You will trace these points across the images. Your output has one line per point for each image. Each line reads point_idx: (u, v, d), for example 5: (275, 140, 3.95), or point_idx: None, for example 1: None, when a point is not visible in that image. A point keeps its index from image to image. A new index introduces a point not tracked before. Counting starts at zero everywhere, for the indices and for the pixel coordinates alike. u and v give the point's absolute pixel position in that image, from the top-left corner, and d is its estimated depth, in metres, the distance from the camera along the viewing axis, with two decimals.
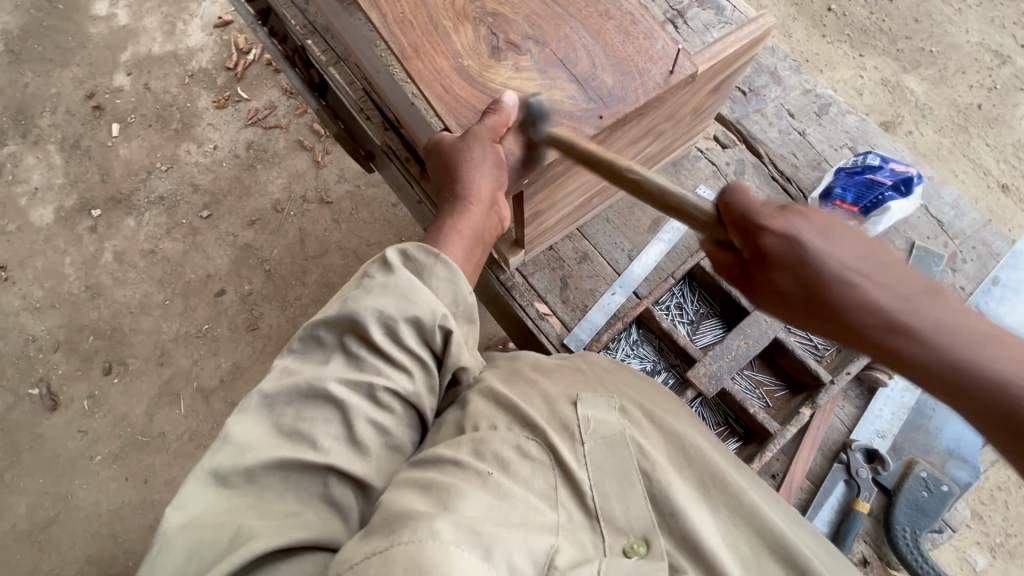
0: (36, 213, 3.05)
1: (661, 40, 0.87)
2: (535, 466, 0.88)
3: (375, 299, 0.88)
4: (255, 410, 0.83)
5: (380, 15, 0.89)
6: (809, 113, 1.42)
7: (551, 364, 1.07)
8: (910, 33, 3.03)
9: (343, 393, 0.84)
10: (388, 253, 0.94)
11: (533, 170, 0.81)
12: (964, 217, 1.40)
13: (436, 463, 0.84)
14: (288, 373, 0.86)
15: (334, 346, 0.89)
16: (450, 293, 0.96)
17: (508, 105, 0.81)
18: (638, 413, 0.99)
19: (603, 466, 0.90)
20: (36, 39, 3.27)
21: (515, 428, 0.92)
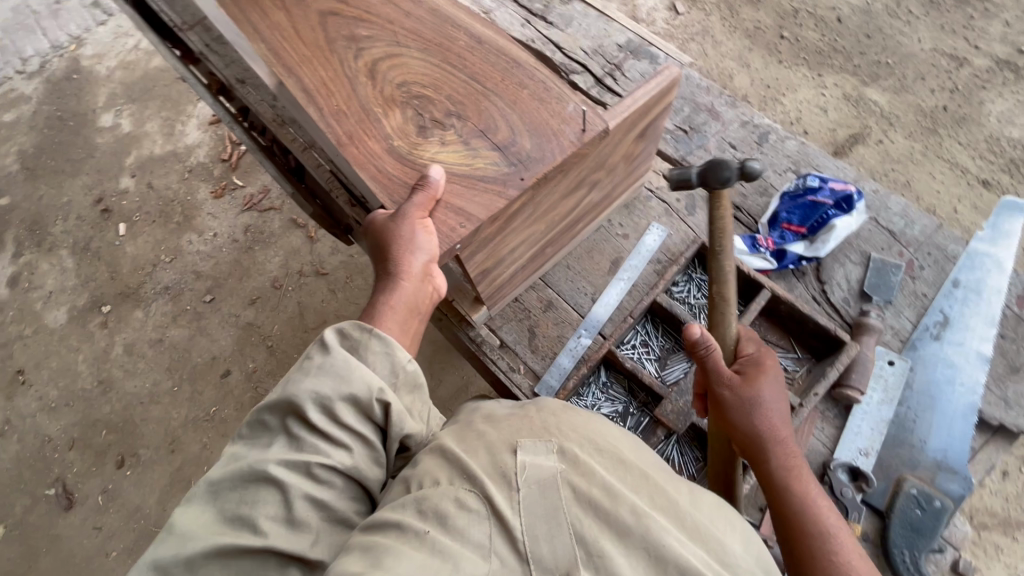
0: (51, 315, 3.20)
1: (572, 102, 0.94)
2: (471, 515, 0.82)
3: (312, 380, 0.88)
4: (201, 499, 0.83)
5: (317, 110, 0.98)
6: (751, 142, 1.48)
7: (501, 414, 1.02)
8: (864, 48, 3.14)
9: (279, 475, 0.81)
10: (327, 336, 0.95)
11: (461, 236, 0.85)
12: (915, 224, 1.41)
13: (379, 528, 0.80)
14: (233, 459, 0.86)
15: (278, 429, 0.88)
16: (388, 364, 0.96)
17: (434, 181, 0.87)
18: (580, 453, 0.90)
19: (535, 510, 0.83)
20: (49, 155, 3.53)
21: (457, 481, 0.87)
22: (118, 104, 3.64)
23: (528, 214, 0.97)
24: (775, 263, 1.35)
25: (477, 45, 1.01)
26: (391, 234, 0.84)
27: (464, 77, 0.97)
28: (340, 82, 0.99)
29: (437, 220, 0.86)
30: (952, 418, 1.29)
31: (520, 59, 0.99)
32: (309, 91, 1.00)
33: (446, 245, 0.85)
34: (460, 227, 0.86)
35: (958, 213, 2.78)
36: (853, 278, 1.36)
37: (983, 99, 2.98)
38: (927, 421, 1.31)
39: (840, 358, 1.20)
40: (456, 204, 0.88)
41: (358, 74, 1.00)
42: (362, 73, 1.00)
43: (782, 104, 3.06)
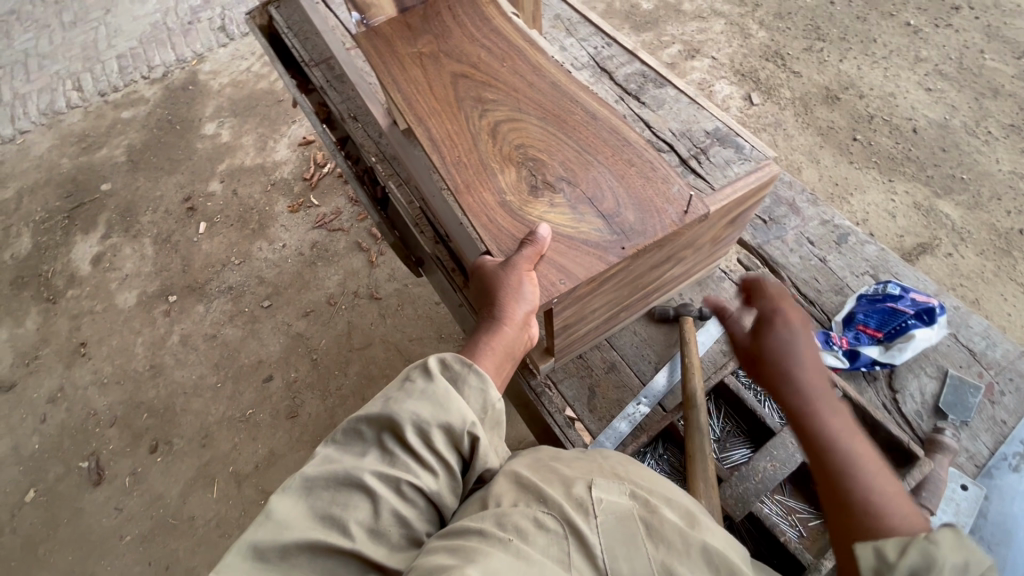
0: (122, 296, 3.42)
1: (677, 184, 1.01)
2: (550, 535, 0.78)
3: (411, 403, 0.85)
4: (294, 490, 0.79)
5: (440, 158, 1.09)
6: (828, 241, 1.52)
7: (568, 456, 0.98)
8: (938, 162, 3.16)
9: (376, 485, 0.78)
10: (430, 360, 0.93)
11: (560, 292, 0.91)
12: (998, 346, 1.38)
13: (460, 533, 0.76)
14: (327, 460, 0.82)
15: (372, 442, 0.85)
16: (480, 400, 0.92)
17: (541, 238, 0.93)
18: (652, 496, 0.88)
19: (612, 537, 0.80)
20: (153, 152, 3.89)
21: (530, 502, 0.83)
22: (223, 117, 4.01)
23: (618, 280, 1.02)
24: (847, 362, 1.35)
25: (593, 119, 1.10)
26: (500, 279, 0.90)
27: (577, 148, 1.06)
28: (464, 137, 1.10)
29: (540, 274, 0.92)
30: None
31: (630, 138, 1.07)
32: (435, 141, 1.11)
33: (544, 298, 0.91)
34: (560, 283, 0.92)
35: None
36: (928, 392, 1.33)
37: None
38: (1002, 555, 1.23)
39: (910, 474, 1.17)
40: (559, 262, 0.94)
41: (481, 132, 1.11)
42: (485, 132, 1.11)
43: (848, 204, 3.08)
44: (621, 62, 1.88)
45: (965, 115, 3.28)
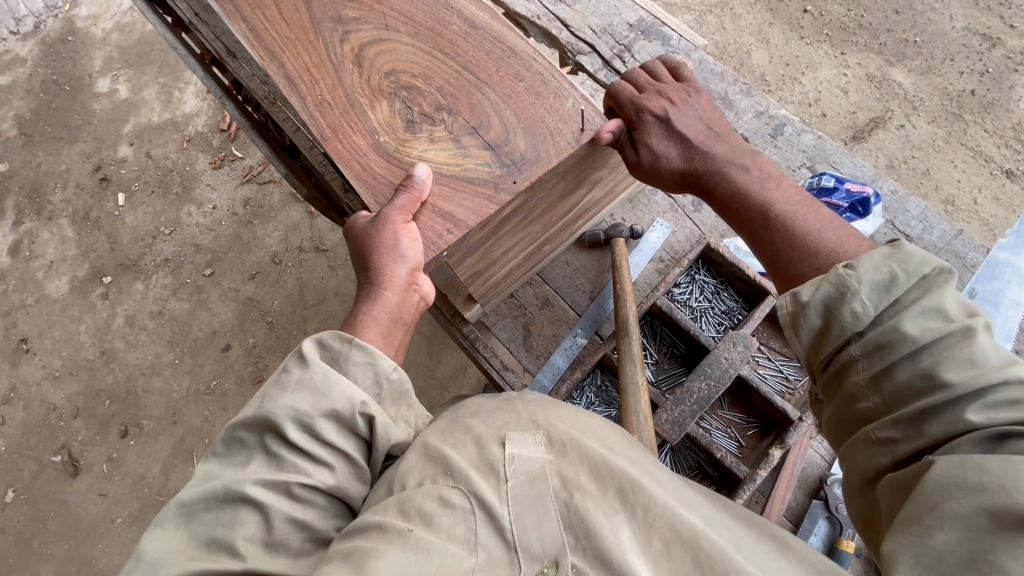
0: (53, 285, 3.20)
1: (571, 98, 0.87)
2: (455, 513, 0.76)
3: (289, 397, 0.81)
4: (171, 522, 0.76)
5: (300, 99, 0.92)
6: (764, 135, 1.41)
7: (487, 408, 0.94)
8: (892, 26, 2.97)
9: (259, 495, 0.76)
10: (305, 345, 0.88)
11: (448, 244, 0.81)
12: (934, 229, 1.33)
13: (360, 531, 0.75)
14: (206, 479, 0.79)
15: (255, 447, 0.82)
16: (371, 374, 0.89)
17: (419, 181, 0.81)
18: (569, 442, 0.83)
19: (521, 499, 0.77)
20: (46, 120, 3.46)
21: (437, 478, 0.80)
22: (116, 69, 3.54)
23: (521, 217, 0.92)
24: None
25: (472, 30, 0.94)
26: (371, 240, 0.79)
27: (456, 68, 0.90)
28: (325, 70, 0.93)
29: (422, 225, 0.81)
30: None
31: (516, 46, 0.91)
32: (292, 78, 0.93)
33: (431, 254, 0.81)
34: (447, 234, 0.81)
35: (977, 205, 2.68)
36: None
37: (1015, 82, 2.82)
38: None
39: None
40: (444, 209, 0.82)
41: (344, 60, 0.94)
42: (349, 59, 0.94)
43: (801, 84, 2.92)
44: None
45: None
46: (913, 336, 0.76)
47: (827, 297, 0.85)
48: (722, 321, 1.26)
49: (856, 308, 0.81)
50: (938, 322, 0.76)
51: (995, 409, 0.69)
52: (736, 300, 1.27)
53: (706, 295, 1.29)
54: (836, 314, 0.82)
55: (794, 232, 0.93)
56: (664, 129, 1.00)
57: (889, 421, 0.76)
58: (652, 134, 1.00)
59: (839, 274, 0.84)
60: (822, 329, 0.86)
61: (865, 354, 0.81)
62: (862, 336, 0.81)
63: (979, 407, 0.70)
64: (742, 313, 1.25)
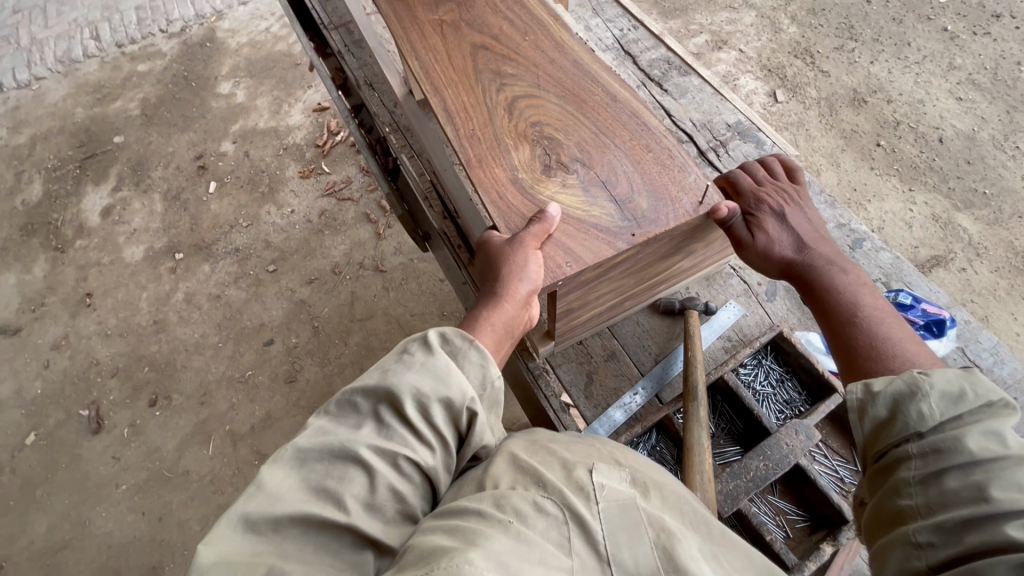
0: (129, 250, 3.43)
1: (694, 173, 0.98)
2: (550, 518, 0.75)
3: (413, 375, 0.89)
4: (286, 462, 0.81)
5: (454, 131, 1.06)
6: (843, 245, 1.50)
7: (562, 438, 0.95)
8: (962, 174, 3.09)
9: (373, 458, 0.81)
10: (430, 334, 0.96)
11: (565, 275, 0.90)
12: (1005, 364, 1.35)
13: (454, 513, 0.74)
14: (321, 432, 0.84)
15: (368, 414, 0.87)
16: (479, 377, 0.96)
17: (551, 216, 0.92)
18: (651, 483, 0.86)
19: (615, 523, 0.77)
20: (167, 108, 3.86)
21: (528, 485, 0.80)
22: (239, 77, 3.97)
23: (626, 267, 1.01)
24: None
25: (612, 102, 1.08)
26: (506, 256, 0.89)
27: (594, 130, 1.04)
28: (480, 111, 1.08)
29: (547, 253, 0.91)
30: None
31: (649, 123, 1.05)
32: (450, 112, 1.08)
33: (549, 279, 0.90)
34: (566, 267, 0.90)
35: None
36: None
37: None
38: None
39: None
40: (569, 245, 0.92)
41: (498, 106, 1.09)
42: (502, 106, 1.08)
43: (865, 210, 3.03)
44: (645, 45, 1.81)
45: (994, 128, 3.19)
46: (971, 450, 0.78)
47: (897, 394, 0.89)
48: (783, 409, 1.30)
49: (922, 409, 0.85)
50: (998, 445, 0.77)
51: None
52: (800, 393, 1.31)
53: (770, 380, 1.33)
54: (902, 409, 0.86)
55: (876, 335, 0.99)
56: (777, 221, 1.11)
57: (931, 523, 0.77)
58: (768, 222, 1.10)
59: (913, 375, 0.89)
60: (886, 421, 0.89)
61: (920, 454, 0.83)
62: (922, 437, 0.84)
63: (1021, 525, 0.69)
64: (804, 405, 1.29)
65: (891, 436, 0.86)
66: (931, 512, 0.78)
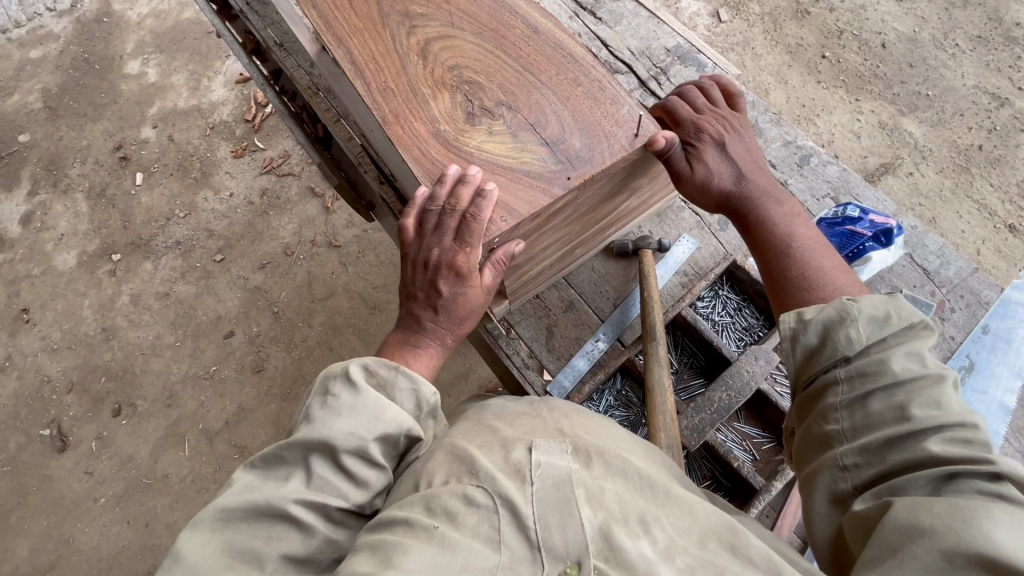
0: (61, 257, 3.20)
1: (627, 105, 0.92)
2: (478, 511, 0.79)
3: (343, 420, 0.85)
4: (208, 526, 0.79)
5: (364, 85, 0.96)
6: (791, 164, 1.48)
7: (512, 412, 0.98)
8: (905, 78, 3.08)
9: (301, 514, 0.80)
10: (352, 367, 0.91)
11: (502, 231, 0.86)
12: (950, 265, 1.37)
13: (387, 525, 0.78)
14: (245, 490, 0.82)
15: (297, 464, 0.85)
16: (413, 400, 0.96)
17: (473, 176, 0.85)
18: (592, 451, 0.88)
19: (547, 502, 0.80)
20: (72, 96, 3.50)
21: (461, 477, 0.83)
22: (146, 52, 3.60)
23: (569, 214, 0.95)
24: None
25: (535, 35, 0.99)
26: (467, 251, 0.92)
27: (517, 67, 0.95)
28: (391, 59, 0.97)
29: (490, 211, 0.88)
30: None
31: (576, 53, 0.96)
32: (358, 65, 0.97)
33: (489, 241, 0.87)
34: (501, 221, 0.86)
35: (980, 254, 2.75)
36: None
37: (1021, 142, 2.92)
38: None
39: None
40: (503, 196, 0.86)
41: (409, 52, 0.98)
42: (414, 52, 0.98)
43: (816, 126, 3.02)
44: None
45: (934, 27, 3.17)
46: (894, 372, 0.83)
47: (828, 320, 0.91)
48: (742, 336, 1.32)
49: (852, 334, 0.88)
50: (918, 365, 0.83)
51: (955, 444, 0.75)
52: (757, 318, 1.32)
53: (728, 310, 1.34)
54: (832, 335, 0.89)
55: (808, 265, 1.01)
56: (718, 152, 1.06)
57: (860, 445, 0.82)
58: (708, 153, 1.05)
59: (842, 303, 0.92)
60: (816, 348, 0.92)
61: (847, 379, 0.87)
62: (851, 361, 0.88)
63: (937, 441, 0.76)
64: (762, 330, 1.30)
65: (825, 359, 0.90)
66: (856, 435, 0.83)
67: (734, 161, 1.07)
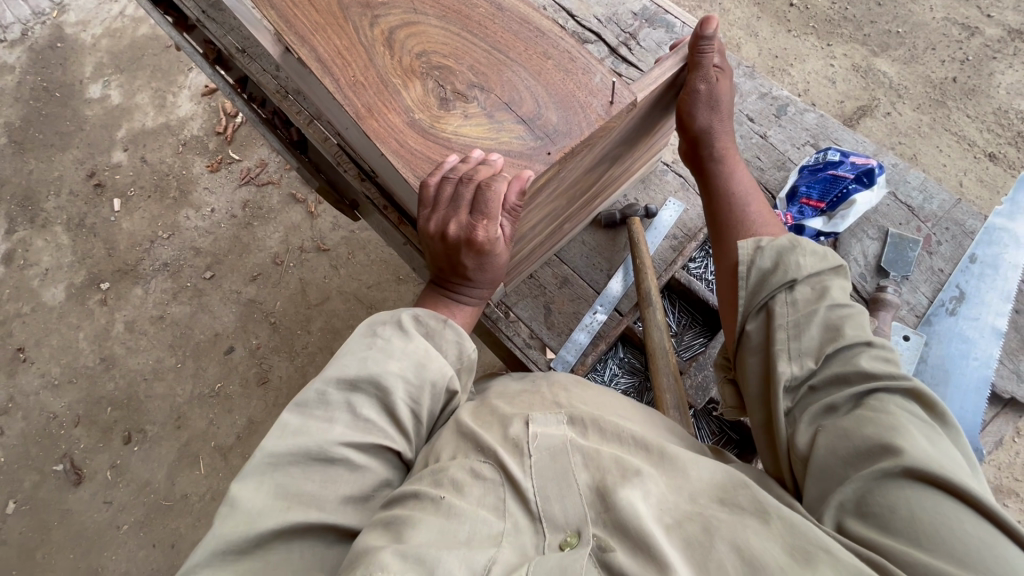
0: (49, 292, 3.16)
1: (599, 73, 0.91)
2: (484, 484, 0.81)
3: (394, 366, 0.86)
4: (259, 472, 0.78)
5: (333, 81, 0.94)
6: (769, 115, 1.49)
7: (511, 390, 1.00)
8: (874, 18, 3.07)
9: (352, 455, 0.80)
10: (403, 317, 0.93)
11: (509, 215, 0.85)
12: (934, 199, 1.39)
13: (398, 501, 0.79)
14: (292, 431, 0.81)
15: (341, 406, 0.84)
16: (456, 353, 0.95)
17: (495, 163, 0.84)
18: (588, 419, 0.90)
19: (544, 472, 0.82)
20: (37, 127, 3.42)
21: (468, 453, 0.85)
22: (107, 74, 3.53)
23: (552, 192, 0.94)
24: None
25: (499, 12, 0.97)
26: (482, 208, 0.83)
27: (485, 47, 0.94)
28: (357, 53, 0.95)
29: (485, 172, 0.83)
30: (961, 394, 1.27)
31: (543, 27, 0.95)
32: (325, 61, 0.95)
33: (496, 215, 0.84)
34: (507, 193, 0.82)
35: (963, 186, 2.78)
36: (871, 254, 1.35)
37: (993, 69, 2.92)
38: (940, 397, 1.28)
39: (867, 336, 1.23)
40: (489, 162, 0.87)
41: (375, 43, 0.97)
42: (380, 42, 0.97)
43: (789, 76, 3.02)
44: None
45: None
46: (832, 297, 0.94)
47: (781, 249, 1.00)
48: None
49: (799, 262, 0.98)
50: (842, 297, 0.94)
51: (878, 363, 0.85)
52: None
53: None
54: (786, 260, 0.98)
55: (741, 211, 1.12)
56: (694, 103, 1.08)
57: (799, 371, 0.89)
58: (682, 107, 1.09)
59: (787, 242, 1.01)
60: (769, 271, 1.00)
61: (789, 302, 0.95)
62: (795, 287, 0.97)
63: (866, 359, 0.86)
64: None
65: (772, 283, 0.97)
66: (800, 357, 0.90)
67: (706, 112, 1.09)
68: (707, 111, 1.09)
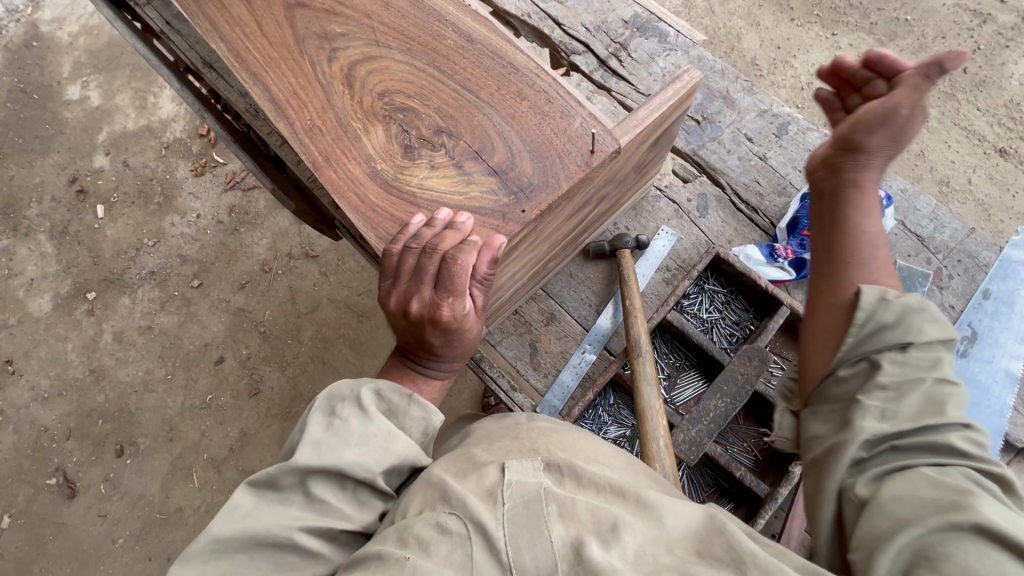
0: (35, 303, 3.10)
1: (578, 117, 0.83)
2: (451, 539, 0.72)
3: (353, 448, 0.80)
4: (201, 558, 0.72)
5: (287, 125, 0.85)
6: (769, 134, 1.40)
7: (490, 437, 0.92)
8: (881, 5, 2.92)
9: (305, 541, 0.74)
10: (364, 394, 0.86)
11: (480, 287, 0.79)
12: (946, 228, 1.37)
13: (357, 563, 0.71)
14: (241, 514, 0.76)
15: (295, 487, 0.79)
16: (423, 429, 0.89)
17: (462, 226, 0.76)
18: (567, 466, 0.82)
19: (516, 520, 0.74)
20: (15, 131, 3.31)
21: (435, 505, 0.77)
22: (85, 74, 3.40)
23: (528, 246, 0.88)
24: (793, 273, 1.30)
25: (468, 44, 0.88)
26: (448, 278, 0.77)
27: (454, 86, 0.85)
28: (313, 91, 0.86)
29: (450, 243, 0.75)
30: None
31: (516, 62, 0.87)
32: (277, 102, 0.86)
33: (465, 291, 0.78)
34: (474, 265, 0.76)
35: (971, 184, 2.67)
36: None
37: (1006, 59, 2.79)
38: None
39: None
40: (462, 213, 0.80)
41: (333, 80, 0.87)
42: (338, 79, 0.87)
43: (792, 68, 2.89)
44: None
45: None
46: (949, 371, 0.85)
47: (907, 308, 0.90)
48: (732, 333, 1.31)
49: (922, 326, 0.88)
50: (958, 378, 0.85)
51: (971, 445, 0.78)
52: (747, 310, 1.31)
53: (716, 305, 1.33)
54: (911, 320, 0.88)
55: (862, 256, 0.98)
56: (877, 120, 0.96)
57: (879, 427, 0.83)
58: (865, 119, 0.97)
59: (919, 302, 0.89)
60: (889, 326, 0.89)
61: (899, 365, 0.86)
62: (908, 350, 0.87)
63: (961, 437, 0.79)
64: (752, 325, 1.30)
65: (885, 339, 0.87)
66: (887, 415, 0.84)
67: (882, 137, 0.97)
68: (890, 136, 0.97)
